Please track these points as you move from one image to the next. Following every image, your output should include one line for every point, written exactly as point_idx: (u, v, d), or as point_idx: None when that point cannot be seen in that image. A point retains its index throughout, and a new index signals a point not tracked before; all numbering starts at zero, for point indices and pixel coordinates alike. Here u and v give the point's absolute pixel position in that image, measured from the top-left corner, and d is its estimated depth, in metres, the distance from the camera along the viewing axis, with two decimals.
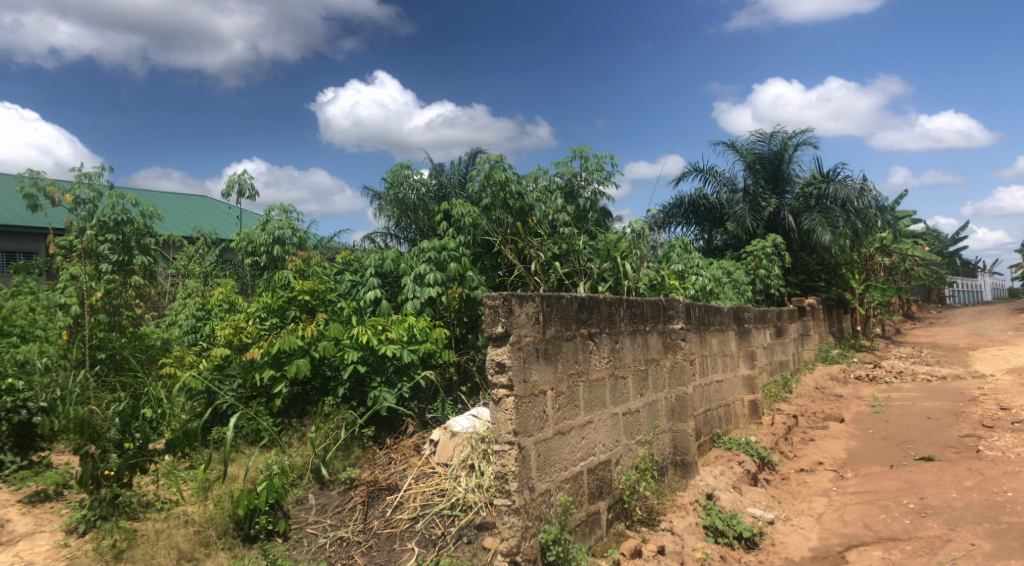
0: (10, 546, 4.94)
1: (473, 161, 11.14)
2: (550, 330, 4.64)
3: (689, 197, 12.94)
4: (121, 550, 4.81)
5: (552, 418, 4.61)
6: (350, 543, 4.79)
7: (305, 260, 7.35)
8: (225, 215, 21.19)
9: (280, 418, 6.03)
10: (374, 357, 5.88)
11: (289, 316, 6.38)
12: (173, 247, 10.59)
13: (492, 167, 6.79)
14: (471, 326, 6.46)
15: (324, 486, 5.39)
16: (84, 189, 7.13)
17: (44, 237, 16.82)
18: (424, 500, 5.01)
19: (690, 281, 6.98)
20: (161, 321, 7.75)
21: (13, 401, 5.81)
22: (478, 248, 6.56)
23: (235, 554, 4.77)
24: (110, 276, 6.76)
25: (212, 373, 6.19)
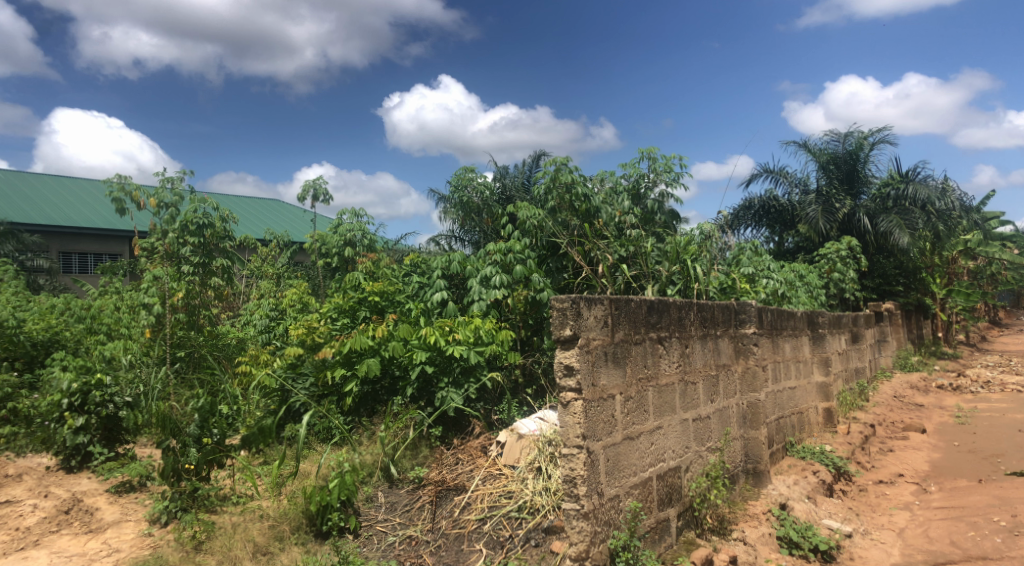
0: (99, 534, 5.16)
1: (538, 164, 11.12)
2: (619, 334, 4.60)
3: (759, 198, 12.66)
4: (200, 541, 4.98)
5: (621, 422, 4.57)
6: (419, 542, 4.84)
7: (375, 261, 7.50)
8: (294, 217, 21.75)
9: (350, 416, 6.17)
10: (441, 358, 5.94)
11: (360, 316, 6.51)
12: (248, 249, 10.97)
13: (559, 169, 6.78)
14: (536, 329, 6.45)
15: (393, 485, 5.47)
16: (167, 193, 7.34)
17: (129, 239, 17.69)
18: (492, 501, 5.03)
19: (761, 284, 6.82)
20: (236, 320, 7.98)
21: (102, 396, 5.94)
22: (543, 251, 6.55)
23: (308, 549, 4.88)
24: (190, 276, 7.18)
25: (285, 372, 6.34)
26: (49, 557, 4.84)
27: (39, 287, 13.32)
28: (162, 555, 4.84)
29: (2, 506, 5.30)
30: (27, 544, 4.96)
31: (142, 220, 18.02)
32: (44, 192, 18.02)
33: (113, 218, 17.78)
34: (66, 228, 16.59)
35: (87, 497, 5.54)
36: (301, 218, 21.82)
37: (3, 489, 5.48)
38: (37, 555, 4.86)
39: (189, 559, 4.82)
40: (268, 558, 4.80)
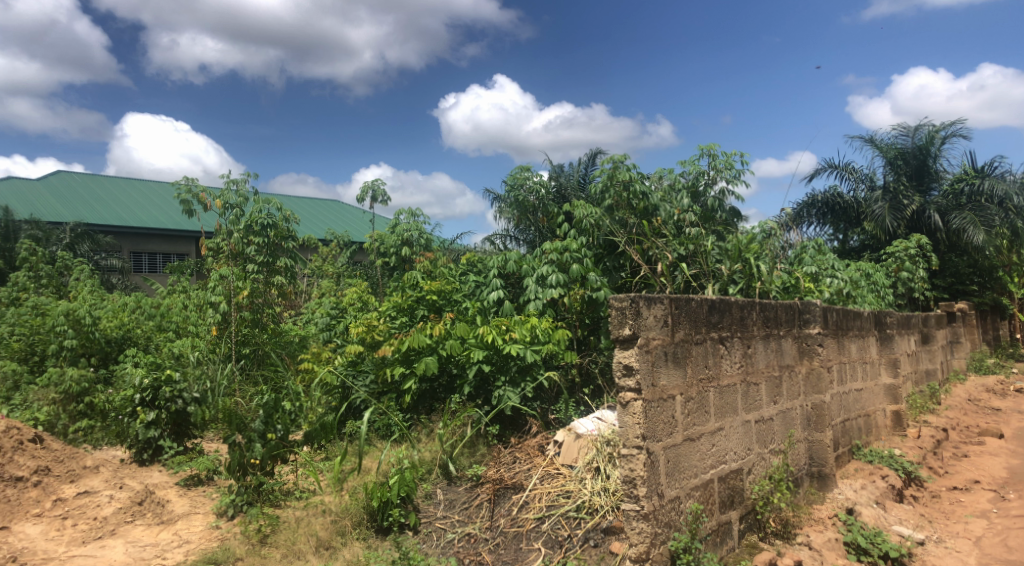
0: (170, 525, 5.35)
1: (594, 163, 11.07)
2: (679, 334, 4.54)
3: (822, 194, 12.33)
4: (266, 534, 5.12)
5: (681, 423, 4.51)
6: (478, 539, 4.87)
7: (433, 261, 7.57)
8: (353, 218, 22.14)
9: (410, 413, 6.25)
10: (498, 357, 5.96)
11: (418, 315, 6.61)
12: (310, 249, 11.22)
13: (616, 167, 6.72)
14: (593, 328, 6.40)
15: (451, 482, 5.51)
16: (232, 195, 7.62)
17: (196, 240, 18.27)
18: (550, 500, 5.02)
19: (825, 283, 6.66)
20: (298, 319, 8.16)
21: (172, 391, 6.12)
22: (600, 249, 6.50)
23: (369, 544, 4.96)
24: (255, 276, 7.39)
25: (347, 369, 6.47)
26: (125, 546, 5.04)
27: (114, 286, 13.88)
28: (230, 547, 4.98)
29: (81, 496, 5.53)
30: (104, 533, 5.17)
31: (208, 221, 18.59)
32: (115, 195, 18.76)
33: (180, 219, 18.39)
34: (138, 230, 17.25)
35: (159, 490, 5.75)
36: (360, 219, 22.20)
37: (82, 480, 5.73)
38: (113, 544, 5.06)
39: (256, 552, 4.95)
40: (331, 553, 4.89)
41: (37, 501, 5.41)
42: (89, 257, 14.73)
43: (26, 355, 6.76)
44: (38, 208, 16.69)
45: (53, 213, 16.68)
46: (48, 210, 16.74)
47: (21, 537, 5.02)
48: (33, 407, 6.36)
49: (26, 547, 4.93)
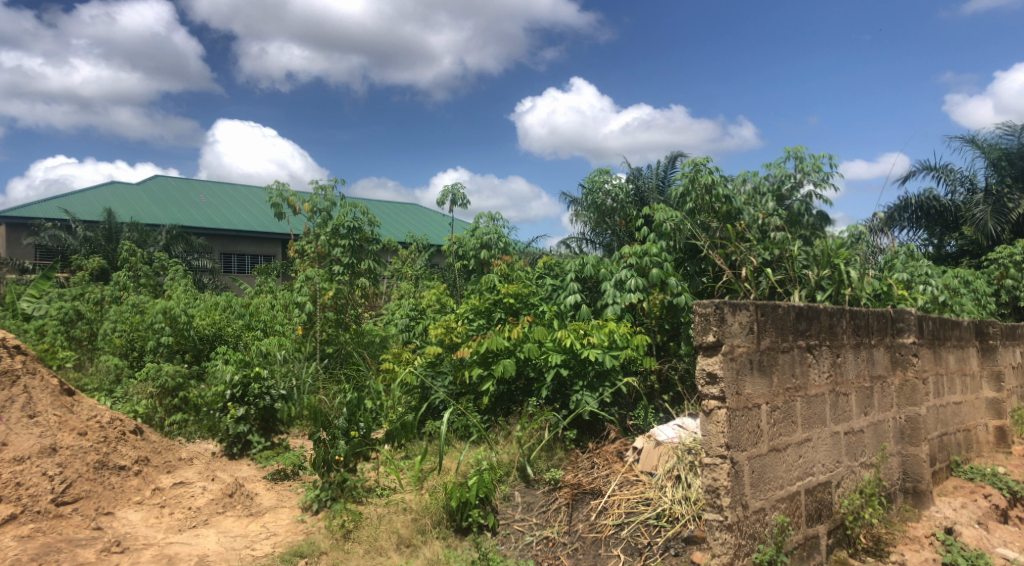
0: (258, 517, 5.56)
1: (673, 165, 11.00)
2: (765, 341, 4.43)
3: (916, 198, 11.78)
4: (349, 530, 5.24)
5: (767, 433, 4.40)
6: (556, 543, 4.87)
7: (510, 264, 7.60)
8: (429, 221, 22.55)
9: (487, 415, 6.31)
10: (576, 361, 5.94)
11: (495, 317, 6.64)
12: (391, 252, 11.50)
13: (698, 170, 6.60)
14: (673, 333, 6.31)
15: (529, 485, 5.51)
16: (321, 199, 8.00)
17: (281, 243, 18.96)
18: (629, 507, 4.97)
19: (919, 291, 6.38)
20: (379, 319, 8.34)
21: (260, 388, 6.40)
22: (682, 253, 6.38)
23: (449, 543, 5.02)
24: (341, 277, 7.68)
25: (426, 370, 6.60)
26: (218, 535, 5.26)
27: (207, 287, 14.57)
28: (315, 541, 5.14)
29: (177, 486, 5.81)
30: (198, 523, 5.41)
31: (294, 224, 19.29)
32: (206, 198, 19.68)
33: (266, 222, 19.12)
34: (227, 232, 18.02)
35: (248, 483, 5.98)
36: (438, 222, 22.57)
37: (177, 471, 6.02)
38: (207, 533, 5.29)
39: (340, 546, 5.08)
40: (412, 550, 4.98)
41: (138, 489, 5.68)
42: (183, 258, 15.52)
43: (126, 350, 7.13)
44: (137, 210, 17.62)
45: (149, 214, 17.60)
46: (145, 212, 17.66)
47: (124, 522, 5.30)
48: (132, 400, 6.64)
49: (128, 532, 5.20)
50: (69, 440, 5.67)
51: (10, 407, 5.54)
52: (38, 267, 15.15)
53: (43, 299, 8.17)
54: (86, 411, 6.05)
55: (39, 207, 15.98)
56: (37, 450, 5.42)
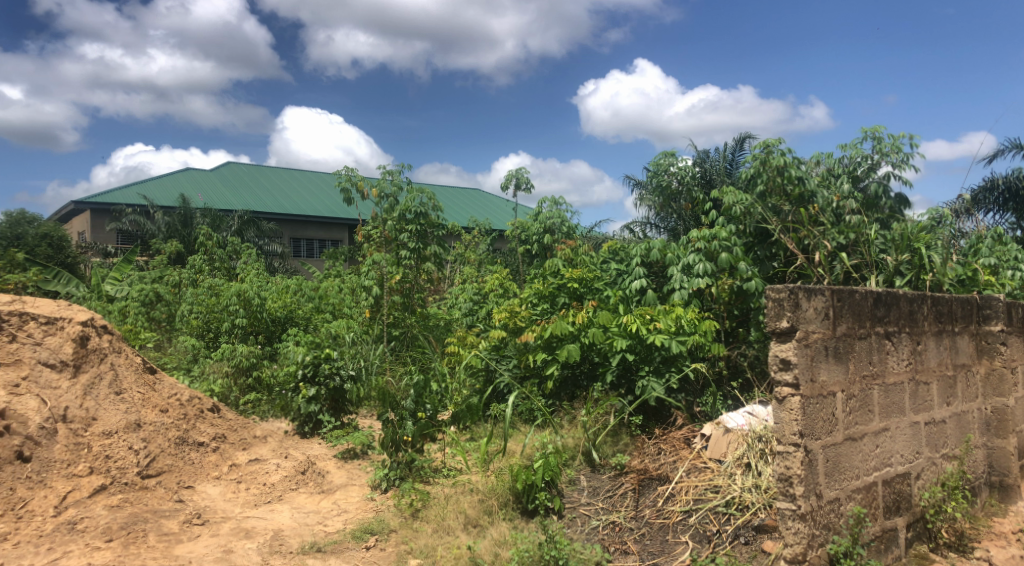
0: (330, 494, 5.72)
1: (742, 149, 10.84)
2: (841, 328, 4.30)
3: (1003, 179, 11.22)
4: (417, 509, 5.35)
5: (842, 421, 4.28)
6: (623, 528, 4.86)
7: (574, 248, 7.56)
8: (492, 205, 22.69)
9: (552, 400, 6.33)
10: (642, 347, 5.89)
11: (559, 302, 6.65)
12: (456, 237, 11.65)
13: (770, 152, 6.44)
14: (742, 320, 6.19)
15: (595, 469, 5.51)
16: (388, 184, 8.03)
17: (348, 227, 19.44)
18: (697, 494, 4.91)
19: (1007, 277, 6.08)
20: (443, 303, 8.45)
21: (330, 368, 6.54)
22: (751, 238, 6.21)
23: (515, 524, 5.06)
24: (407, 261, 7.83)
25: (490, 353, 6.64)
26: (291, 511, 5.43)
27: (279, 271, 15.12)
28: (385, 519, 5.26)
29: (252, 463, 6.02)
30: (273, 498, 5.59)
31: (363, 209, 19.78)
32: (275, 183, 20.23)
33: (333, 208, 19.59)
34: (295, 217, 18.50)
35: (320, 461, 6.16)
36: (500, 206, 22.72)
37: (252, 448, 6.25)
38: (281, 509, 5.47)
39: (408, 525, 5.19)
40: (479, 530, 5.04)
41: (216, 464, 5.92)
42: (254, 243, 16.05)
43: (202, 331, 7.42)
44: (210, 196, 18.21)
45: (221, 199, 18.18)
46: (217, 197, 18.25)
47: (203, 496, 5.53)
48: (209, 378, 6.89)
49: (208, 505, 5.42)
50: (152, 417, 5.93)
51: (99, 383, 5.84)
52: (119, 251, 15.84)
53: (125, 282, 8.54)
54: (167, 389, 6.32)
55: (120, 193, 16.71)
56: (123, 425, 5.69)
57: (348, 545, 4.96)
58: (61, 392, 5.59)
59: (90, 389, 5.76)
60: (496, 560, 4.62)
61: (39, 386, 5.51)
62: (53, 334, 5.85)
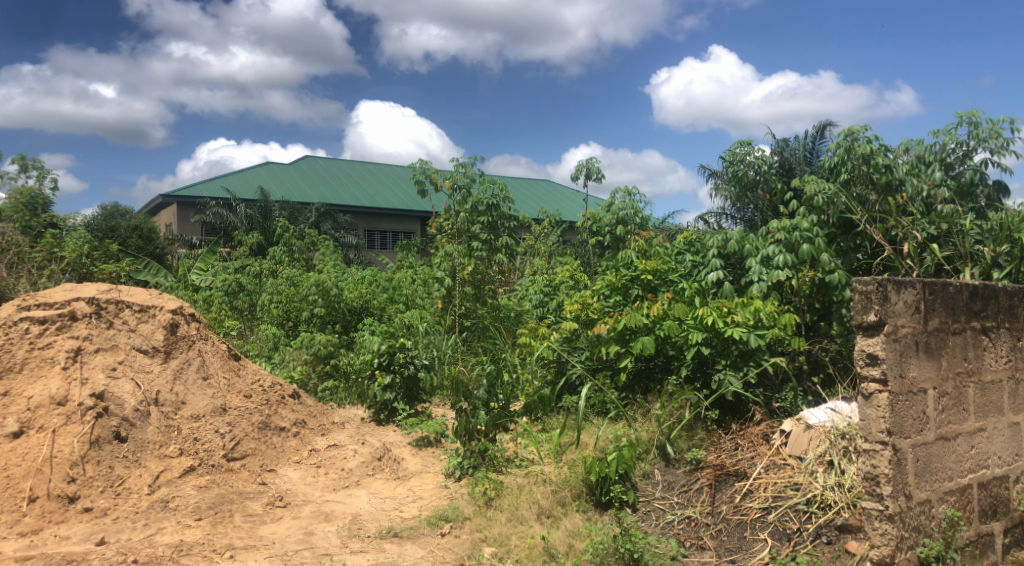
0: (405, 481, 5.83)
1: (822, 137, 10.67)
2: (933, 322, 4.10)
3: None
4: (491, 497, 5.40)
5: (934, 420, 4.10)
6: (699, 523, 4.79)
7: (648, 240, 7.48)
8: (563, 197, 22.70)
9: (625, 392, 6.28)
10: (719, 340, 5.74)
11: (632, 294, 6.61)
12: (526, 227, 11.72)
13: (854, 139, 6.20)
14: (824, 313, 5.99)
15: (670, 464, 5.43)
16: (461, 176, 8.18)
17: (421, 219, 19.76)
18: (776, 491, 4.78)
19: None
20: (513, 294, 8.52)
21: (405, 357, 6.65)
22: (835, 229, 6.03)
23: (589, 516, 5.04)
24: (479, 252, 7.92)
25: (562, 345, 6.61)
26: (368, 496, 5.56)
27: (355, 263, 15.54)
28: (459, 507, 5.32)
29: (331, 449, 6.17)
30: (351, 483, 5.74)
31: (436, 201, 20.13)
32: (349, 176, 20.74)
33: (406, 200, 19.95)
34: (369, 210, 18.93)
35: (395, 447, 6.28)
36: (572, 198, 22.70)
37: (331, 434, 6.42)
38: (359, 494, 5.61)
39: (482, 513, 5.23)
40: (553, 521, 5.04)
41: (296, 449, 6.11)
42: (331, 234, 16.52)
43: (283, 320, 7.69)
44: (288, 188, 18.77)
45: (298, 191, 18.74)
46: (294, 189, 18.81)
47: (285, 479, 5.72)
48: (289, 365, 7.16)
49: (289, 488, 5.60)
50: (237, 402, 6.18)
51: (188, 368, 6.11)
52: (203, 242, 16.51)
53: (210, 271, 8.89)
54: (251, 375, 6.58)
55: (204, 186, 17.40)
56: (210, 409, 5.94)
57: (423, 531, 5.05)
58: (154, 376, 5.87)
59: (179, 373, 6.03)
60: (570, 552, 4.61)
61: (133, 369, 5.80)
62: (145, 321, 6.17)
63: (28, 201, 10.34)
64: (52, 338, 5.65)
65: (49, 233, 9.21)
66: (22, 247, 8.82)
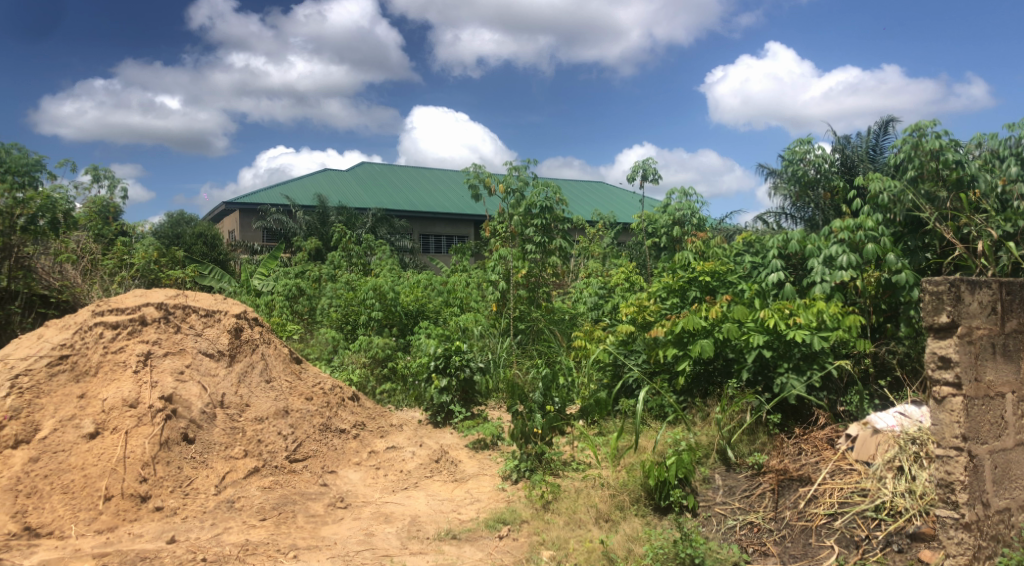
0: (463, 483, 5.86)
1: (886, 134, 10.36)
2: (1010, 323, 3.94)
3: None
4: (548, 501, 5.38)
5: (1013, 425, 3.93)
6: (762, 529, 4.67)
7: (705, 241, 7.38)
8: (617, 199, 22.57)
9: (684, 396, 6.19)
10: (781, 342, 5.62)
11: (690, 296, 6.51)
12: (581, 230, 11.69)
13: (921, 135, 5.99)
14: (891, 314, 5.78)
15: (730, 468, 5.33)
16: (514, 180, 8.22)
17: (475, 223, 19.90)
18: (843, 497, 4.63)
19: None
20: (567, 297, 8.50)
21: (461, 360, 6.71)
22: (902, 227, 5.83)
23: (648, 521, 4.98)
24: (533, 256, 7.95)
25: (618, 348, 6.55)
26: (427, 498, 5.61)
27: (411, 267, 15.75)
28: (517, 510, 5.33)
29: (389, 450, 6.25)
30: (409, 485, 5.80)
31: (489, 204, 20.25)
32: (404, 181, 21.03)
33: (460, 205, 20.12)
34: (423, 215, 19.16)
35: (452, 450, 6.33)
36: (626, 199, 22.54)
37: (389, 436, 6.50)
38: (418, 495, 5.67)
39: (540, 516, 5.23)
40: (611, 525, 5.00)
41: (356, 451, 6.21)
42: (388, 239, 16.78)
43: (342, 324, 7.84)
44: (345, 194, 19.12)
45: (355, 197, 19.09)
46: (351, 195, 19.17)
47: (346, 480, 5.81)
48: (349, 368, 7.30)
49: (350, 490, 5.69)
50: (299, 404, 6.32)
51: (252, 371, 6.30)
52: (265, 248, 16.99)
53: (271, 277, 9.13)
54: (312, 378, 6.72)
55: (265, 194, 17.89)
56: (273, 412, 6.08)
57: (482, 534, 5.07)
58: (219, 380, 6.05)
59: (244, 376, 6.21)
60: (630, 556, 4.56)
61: (200, 373, 5.99)
62: (211, 326, 6.37)
63: (101, 210, 10.77)
64: (124, 343, 5.86)
65: (120, 241, 9.59)
66: (95, 255, 9.19)
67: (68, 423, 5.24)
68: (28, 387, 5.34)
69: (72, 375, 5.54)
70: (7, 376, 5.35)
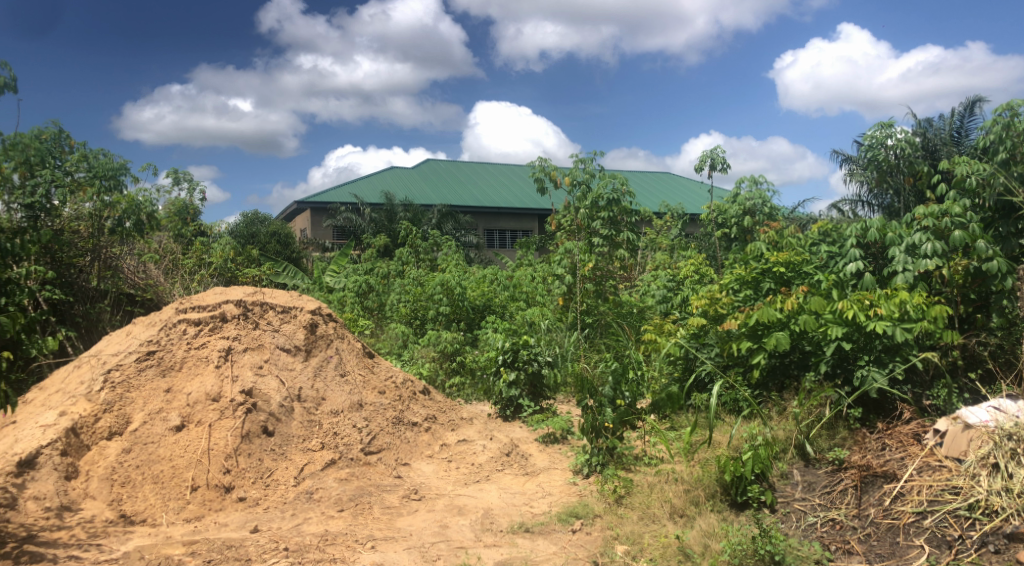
0: (535, 477, 5.87)
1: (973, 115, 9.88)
2: None
3: None
4: (621, 495, 5.35)
5: None
6: (845, 527, 4.53)
7: (779, 230, 7.19)
8: (683, 190, 22.20)
9: (759, 389, 6.06)
10: (861, 334, 5.44)
11: (764, 288, 6.34)
12: (648, 223, 11.56)
13: (1014, 114, 5.67)
14: (981, 304, 5.54)
15: (810, 464, 5.19)
16: (580, 172, 8.27)
17: (538, 217, 19.89)
18: (932, 495, 4.43)
19: None
20: (634, 290, 8.42)
21: (529, 354, 6.73)
22: (992, 213, 5.61)
23: (725, 516, 4.89)
24: (600, 248, 7.91)
25: (690, 341, 6.46)
26: (499, 491, 5.65)
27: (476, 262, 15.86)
28: (589, 504, 5.32)
29: (460, 443, 6.32)
30: (481, 478, 5.85)
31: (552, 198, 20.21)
32: (468, 177, 21.19)
33: (524, 199, 20.11)
34: (487, 209, 19.26)
35: (522, 443, 6.35)
36: (692, 190, 22.14)
37: (460, 429, 6.56)
38: (490, 488, 5.71)
39: (613, 511, 5.19)
40: (686, 520, 4.92)
41: (428, 444, 6.29)
42: (452, 235, 16.93)
43: (411, 319, 7.97)
44: (409, 191, 19.38)
45: (420, 193, 19.35)
46: (416, 192, 19.43)
47: (419, 473, 5.90)
48: (419, 362, 7.41)
49: (424, 482, 5.77)
50: (372, 397, 6.44)
51: (327, 365, 6.46)
52: (334, 246, 17.41)
53: (342, 273, 9.35)
54: (384, 372, 6.84)
55: (334, 192, 18.30)
56: (348, 405, 6.22)
57: (555, 527, 5.07)
58: (296, 373, 6.22)
59: (319, 370, 6.38)
60: (707, 552, 4.47)
61: (278, 367, 6.17)
62: (288, 321, 6.55)
63: (180, 211, 11.19)
64: (206, 338, 6.08)
65: (199, 241, 9.97)
66: (176, 254, 9.57)
67: (157, 415, 5.46)
68: (120, 381, 5.58)
69: (159, 370, 5.76)
70: (101, 370, 5.62)
